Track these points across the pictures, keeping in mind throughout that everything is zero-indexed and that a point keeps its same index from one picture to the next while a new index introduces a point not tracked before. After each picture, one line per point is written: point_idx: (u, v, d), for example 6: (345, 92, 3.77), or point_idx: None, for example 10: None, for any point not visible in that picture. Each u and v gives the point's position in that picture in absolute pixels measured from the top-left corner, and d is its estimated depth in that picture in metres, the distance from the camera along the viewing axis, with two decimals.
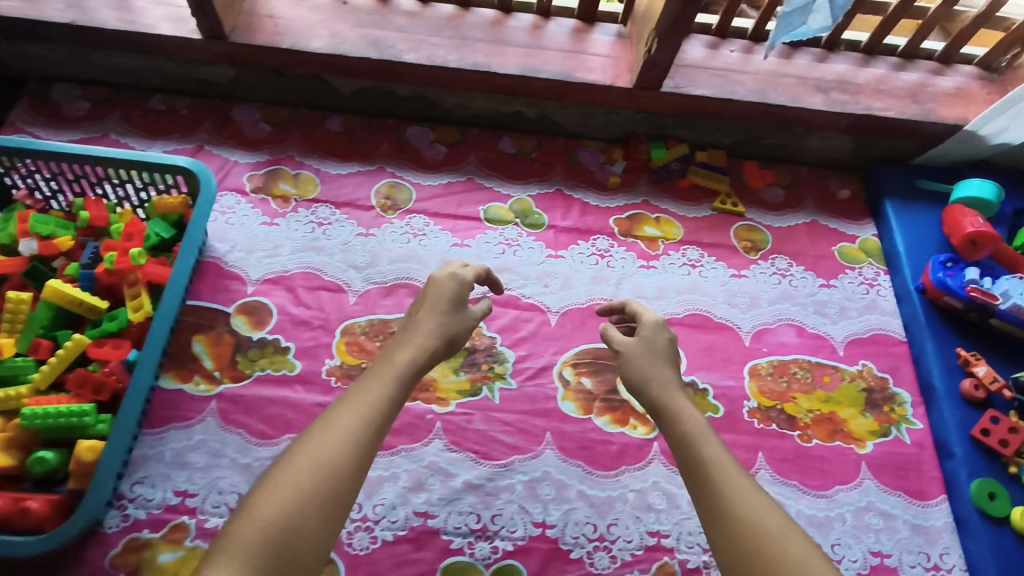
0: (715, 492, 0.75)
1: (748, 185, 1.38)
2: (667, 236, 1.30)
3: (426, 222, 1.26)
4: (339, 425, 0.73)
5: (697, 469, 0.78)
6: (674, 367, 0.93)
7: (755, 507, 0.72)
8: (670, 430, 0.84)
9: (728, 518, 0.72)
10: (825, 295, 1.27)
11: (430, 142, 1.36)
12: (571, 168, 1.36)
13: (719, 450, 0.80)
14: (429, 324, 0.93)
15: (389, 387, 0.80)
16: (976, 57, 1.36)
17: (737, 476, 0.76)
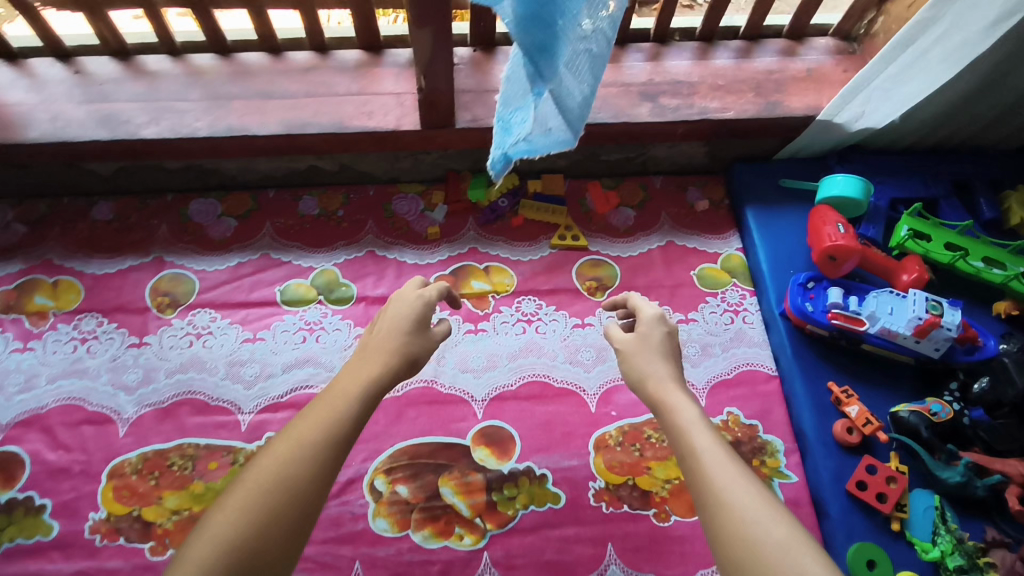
0: (711, 473, 0.65)
1: (590, 211, 1.21)
2: (497, 289, 1.13)
3: (213, 316, 1.08)
4: (277, 460, 0.63)
5: (690, 465, 0.67)
6: (673, 361, 0.80)
7: (749, 506, 0.61)
8: (661, 411, 0.74)
9: (738, 501, 0.62)
10: (683, 332, 1.10)
11: (216, 216, 1.17)
12: (384, 223, 1.18)
13: (713, 439, 0.69)
14: (389, 338, 0.78)
15: (352, 405, 0.70)
16: (831, 28, 1.18)
17: (730, 471, 0.65)
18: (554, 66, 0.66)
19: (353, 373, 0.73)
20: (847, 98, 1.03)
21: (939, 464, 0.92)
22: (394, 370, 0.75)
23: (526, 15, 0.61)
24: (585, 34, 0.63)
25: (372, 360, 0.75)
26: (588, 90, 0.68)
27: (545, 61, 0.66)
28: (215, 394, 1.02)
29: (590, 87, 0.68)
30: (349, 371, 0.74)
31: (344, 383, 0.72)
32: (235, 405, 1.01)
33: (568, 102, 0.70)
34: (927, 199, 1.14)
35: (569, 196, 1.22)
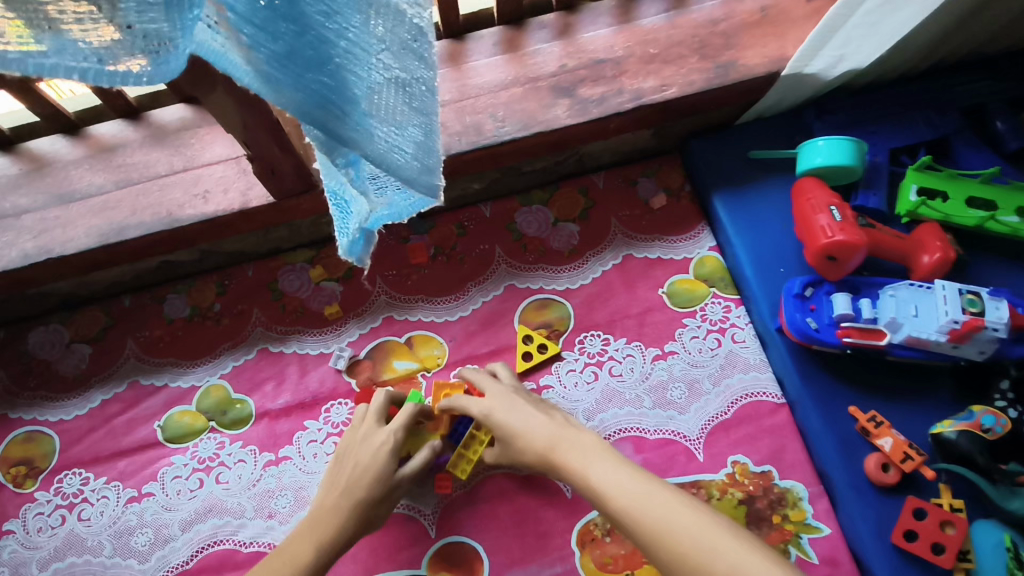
0: (648, 516, 0.59)
1: (523, 237, 0.97)
2: (426, 365, 0.90)
3: (85, 477, 0.87)
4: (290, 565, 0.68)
5: (607, 507, 0.63)
6: (538, 411, 0.76)
7: (665, 515, 0.58)
8: (547, 454, 0.71)
9: (687, 539, 0.56)
10: (662, 372, 0.89)
11: (64, 345, 0.93)
12: (273, 308, 0.94)
13: (614, 462, 0.66)
14: (364, 463, 0.76)
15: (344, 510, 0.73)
16: None
17: (638, 488, 0.61)
18: (354, 115, 0.47)
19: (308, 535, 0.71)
20: (824, 40, 0.80)
21: (1003, 493, 0.74)
22: (377, 492, 0.75)
23: (280, 50, 0.41)
24: (387, 51, 0.46)
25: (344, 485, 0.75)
26: (424, 128, 0.51)
27: (336, 121, 0.46)
28: None
29: (425, 120, 0.50)
30: (328, 493, 0.76)
31: (335, 509, 0.73)
32: None
33: (396, 160, 0.50)
34: (932, 141, 0.91)
35: (494, 223, 0.98)
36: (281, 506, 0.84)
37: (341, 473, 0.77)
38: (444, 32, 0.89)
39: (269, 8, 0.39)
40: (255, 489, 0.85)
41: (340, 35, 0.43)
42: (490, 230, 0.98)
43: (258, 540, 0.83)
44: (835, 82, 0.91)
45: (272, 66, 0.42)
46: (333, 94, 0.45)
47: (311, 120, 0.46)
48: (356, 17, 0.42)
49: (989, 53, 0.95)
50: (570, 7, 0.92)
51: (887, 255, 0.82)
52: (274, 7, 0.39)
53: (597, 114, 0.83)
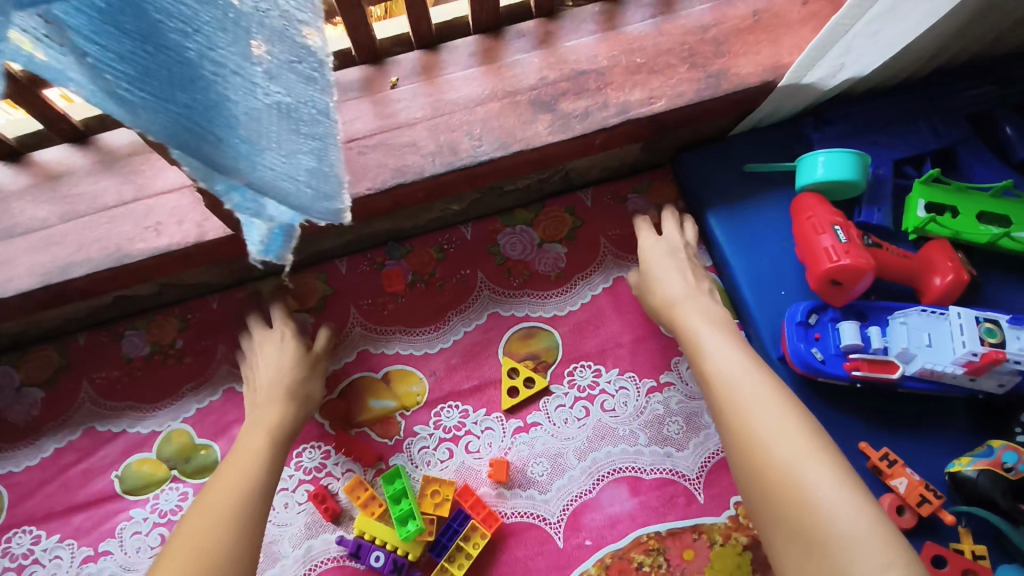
0: (725, 407, 0.61)
1: (506, 260, 0.91)
2: (405, 403, 0.84)
3: (35, 536, 0.80)
4: (228, 484, 0.62)
5: (707, 378, 0.66)
6: (690, 276, 0.79)
7: (763, 412, 0.58)
8: (673, 314, 0.76)
9: (750, 420, 0.58)
10: (658, 405, 0.83)
11: (15, 389, 0.86)
12: (240, 344, 0.88)
13: (735, 346, 0.68)
14: (282, 362, 0.79)
15: (273, 431, 0.71)
16: None
17: (747, 383, 0.62)
18: (226, 137, 0.45)
19: (252, 430, 0.70)
20: (826, 47, 0.74)
21: None
22: (302, 374, 0.79)
23: (133, 70, 0.38)
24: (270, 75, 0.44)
25: (278, 395, 0.75)
26: (317, 148, 0.50)
27: (204, 142, 0.44)
28: None
29: (315, 144, 0.50)
30: (254, 414, 0.73)
31: (261, 419, 0.72)
32: None
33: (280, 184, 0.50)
34: (939, 150, 0.86)
35: (476, 245, 0.92)
36: None
37: (258, 391, 0.77)
38: (416, 42, 0.83)
39: (117, 26, 0.36)
40: None
41: (208, 55, 0.40)
42: (471, 254, 0.91)
43: None
44: (835, 91, 0.85)
45: (127, 87, 0.38)
46: (204, 111, 0.43)
47: (179, 139, 0.43)
48: (232, 36, 0.40)
49: (998, 55, 0.89)
50: (551, 13, 0.85)
51: (895, 277, 0.76)
52: (121, 25, 0.36)
53: (581, 130, 0.77)
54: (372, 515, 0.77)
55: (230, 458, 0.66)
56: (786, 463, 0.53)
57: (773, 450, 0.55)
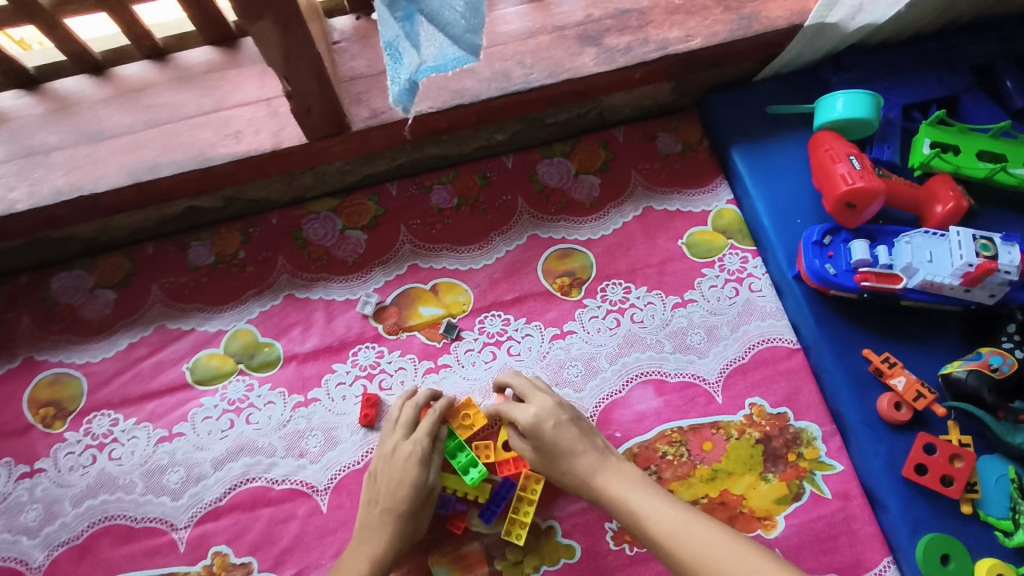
0: (691, 558, 0.64)
1: (544, 188, 0.99)
2: (452, 311, 0.92)
3: (114, 419, 0.88)
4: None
5: (655, 542, 0.67)
6: (596, 448, 0.76)
7: (725, 557, 0.63)
8: (594, 488, 0.74)
9: (724, 569, 0.63)
10: (682, 319, 0.92)
11: (88, 291, 0.92)
12: (298, 256, 0.94)
13: (664, 502, 0.70)
14: (402, 480, 0.76)
15: (378, 550, 0.73)
16: None
17: (695, 532, 0.66)
18: None
19: (360, 550, 0.73)
20: None
21: (1007, 428, 0.78)
22: (416, 501, 0.76)
23: None
24: None
25: (394, 515, 0.75)
26: None
27: None
28: (140, 513, 0.84)
29: None
30: (368, 526, 0.75)
31: (368, 544, 0.74)
32: (166, 522, 0.84)
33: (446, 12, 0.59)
34: (944, 98, 0.94)
35: (517, 173, 0.99)
36: (313, 445, 0.87)
37: (374, 510, 0.76)
38: None
39: None
40: (286, 429, 0.87)
41: None
42: (512, 181, 0.99)
43: (291, 477, 0.86)
44: (852, 38, 0.93)
45: None
46: None
47: None
48: None
49: (996, 16, 0.98)
50: None
51: (901, 205, 0.85)
52: None
53: (626, 63, 0.85)
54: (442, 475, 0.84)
55: (339, 573, 0.72)
56: None
57: None
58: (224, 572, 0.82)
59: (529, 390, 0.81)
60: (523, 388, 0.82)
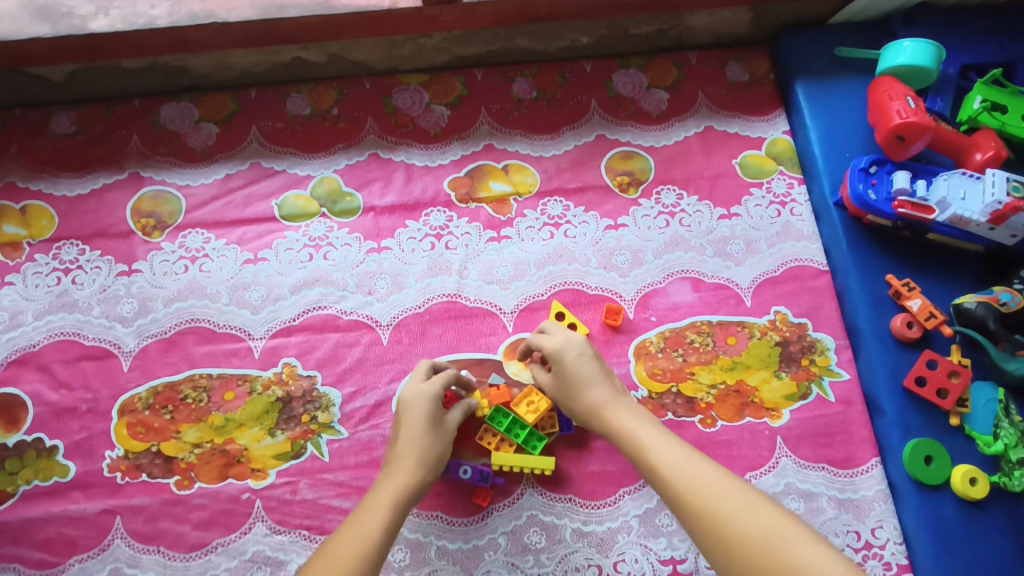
0: (683, 480, 0.68)
1: (617, 95, 1.06)
2: (519, 190, 1.01)
3: (206, 237, 0.97)
4: (349, 549, 0.68)
5: (649, 465, 0.71)
6: (614, 388, 0.82)
7: (712, 486, 0.66)
8: (606, 421, 0.79)
9: (710, 494, 0.65)
10: (725, 229, 1.01)
11: (193, 122, 1.02)
12: (386, 120, 1.03)
13: (669, 438, 0.74)
14: (426, 441, 0.80)
15: (389, 511, 0.73)
16: None
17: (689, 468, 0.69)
18: None
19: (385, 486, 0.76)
20: None
21: (1003, 355, 0.87)
22: (433, 441, 0.81)
23: None
24: None
25: (408, 462, 0.78)
26: None
27: None
28: (221, 320, 0.94)
29: None
30: (388, 471, 0.78)
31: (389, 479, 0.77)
32: (245, 331, 0.94)
33: None
34: (1003, 62, 1.00)
35: (595, 77, 1.07)
36: (380, 285, 0.96)
37: (398, 473, 0.77)
38: None
39: None
40: (358, 269, 0.97)
41: None
42: (589, 84, 1.07)
43: (358, 311, 0.95)
44: None
45: None
46: None
47: None
48: None
49: None
50: None
51: (942, 151, 0.93)
52: None
53: None
54: (503, 451, 0.88)
55: (363, 512, 0.73)
56: (763, 530, 0.61)
57: (739, 519, 0.62)
58: (292, 381, 0.92)
59: (565, 333, 0.88)
60: (553, 327, 0.89)
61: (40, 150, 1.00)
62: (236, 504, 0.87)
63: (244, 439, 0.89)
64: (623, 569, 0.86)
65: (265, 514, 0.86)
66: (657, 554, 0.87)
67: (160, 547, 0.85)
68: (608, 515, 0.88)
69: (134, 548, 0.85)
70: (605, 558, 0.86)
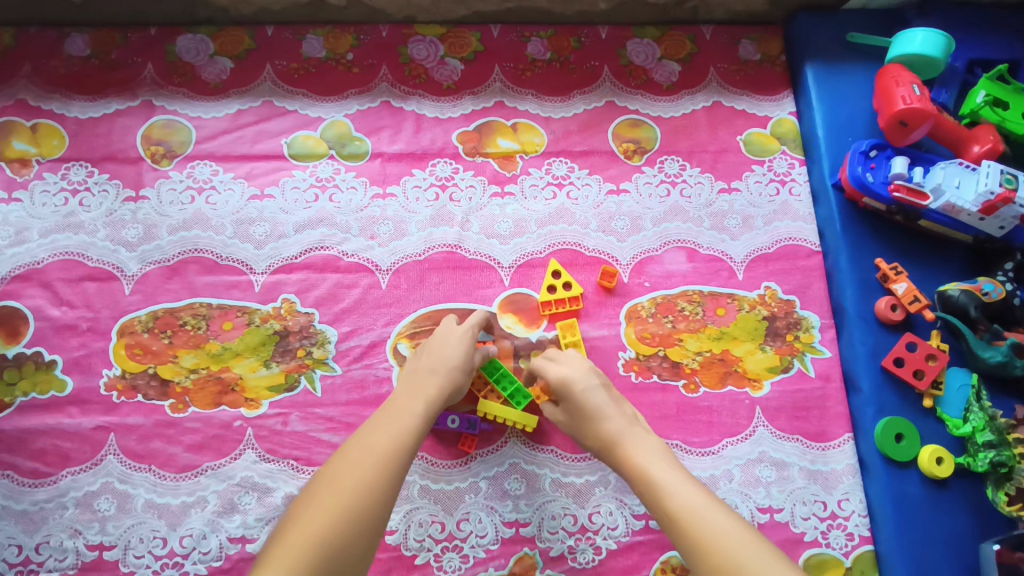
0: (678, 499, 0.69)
1: (630, 62, 1.08)
2: (526, 149, 1.03)
3: (214, 170, 0.99)
4: (378, 446, 0.71)
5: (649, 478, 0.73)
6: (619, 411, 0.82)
7: (746, 552, 0.63)
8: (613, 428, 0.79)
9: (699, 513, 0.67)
10: (724, 203, 1.03)
11: (209, 55, 1.03)
12: (400, 69, 1.05)
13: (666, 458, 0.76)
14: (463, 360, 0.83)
15: (419, 415, 0.76)
16: None
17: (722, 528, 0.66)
18: None
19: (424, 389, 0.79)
20: None
21: (980, 343, 0.90)
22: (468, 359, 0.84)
23: None
24: None
25: (439, 371, 0.81)
26: None
27: None
28: (224, 252, 0.95)
29: None
30: (418, 378, 0.81)
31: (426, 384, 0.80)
32: (246, 265, 0.95)
33: None
34: (1009, 61, 1.02)
35: (610, 44, 1.08)
36: (383, 232, 0.98)
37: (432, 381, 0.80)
38: None
39: None
40: (361, 213, 0.98)
41: None
42: (604, 50, 1.08)
43: (359, 254, 0.97)
44: None
45: None
46: None
47: None
48: None
49: None
50: None
51: (942, 140, 0.95)
52: None
53: None
54: (490, 400, 0.90)
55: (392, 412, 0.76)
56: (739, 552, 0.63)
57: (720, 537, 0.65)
58: (289, 316, 0.93)
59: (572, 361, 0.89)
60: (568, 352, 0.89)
61: (57, 69, 1.01)
62: (228, 430, 0.88)
63: (240, 368, 0.90)
64: (598, 520, 0.88)
65: (256, 442, 0.87)
66: (631, 509, 0.89)
67: (152, 466, 0.86)
68: (587, 469, 0.90)
69: (126, 464, 0.85)
70: (581, 509, 0.88)
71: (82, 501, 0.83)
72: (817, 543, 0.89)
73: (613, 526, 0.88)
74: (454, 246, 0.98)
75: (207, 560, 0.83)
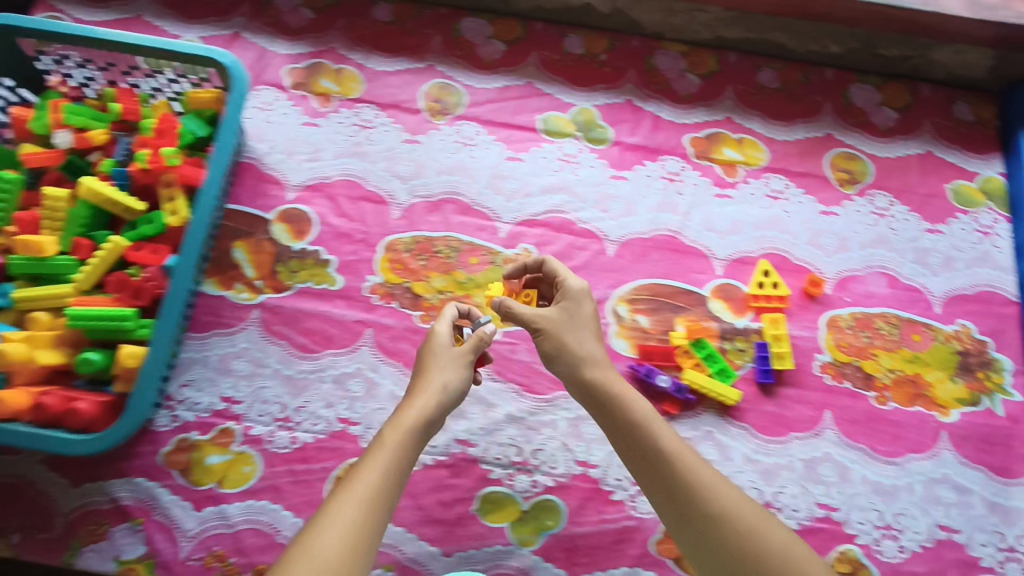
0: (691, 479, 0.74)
1: (851, 103, 1.18)
2: (748, 161, 1.14)
3: (479, 130, 1.14)
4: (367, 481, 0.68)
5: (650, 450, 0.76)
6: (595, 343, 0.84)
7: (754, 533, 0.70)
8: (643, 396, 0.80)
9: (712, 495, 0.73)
10: (928, 241, 1.10)
11: (487, 37, 1.20)
12: (646, 75, 1.19)
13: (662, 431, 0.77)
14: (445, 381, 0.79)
15: (393, 461, 0.70)
16: None
17: (746, 509, 0.72)
18: None
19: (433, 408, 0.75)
20: None
21: None
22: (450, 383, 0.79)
23: None
24: None
25: (433, 398, 0.76)
26: None
27: None
28: (478, 199, 1.10)
29: None
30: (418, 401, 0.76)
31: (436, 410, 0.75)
32: (495, 214, 1.09)
33: None
34: None
35: (834, 85, 1.20)
36: (615, 207, 1.10)
37: (407, 411, 0.75)
38: None
39: None
40: (598, 189, 1.11)
41: None
42: (829, 89, 1.19)
43: (592, 222, 1.09)
44: None
45: None
46: None
47: None
48: None
49: None
50: None
51: None
52: None
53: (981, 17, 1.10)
54: (696, 372, 0.99)
55: (371, 452, 0.71)
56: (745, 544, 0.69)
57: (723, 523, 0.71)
58: None
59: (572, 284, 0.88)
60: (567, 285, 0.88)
61: (363, 28, 1.20)
62: None
63: (481, 297, 1.03)
64: (782, 500, 0.94)
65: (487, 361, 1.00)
66: (815, 497, 0.95)
67: (399, 362, 0.99)
68: (776, 452, 0.97)
69: (377, 356, 1.00)
70: (767, 486, 0.95)
71: (339, 379, 0.98)
72: (992, 570, 0.92)
73: (797, 508, 0.94)
74: (676, 232, 1.09)
75: (433, 453, 0.95)
